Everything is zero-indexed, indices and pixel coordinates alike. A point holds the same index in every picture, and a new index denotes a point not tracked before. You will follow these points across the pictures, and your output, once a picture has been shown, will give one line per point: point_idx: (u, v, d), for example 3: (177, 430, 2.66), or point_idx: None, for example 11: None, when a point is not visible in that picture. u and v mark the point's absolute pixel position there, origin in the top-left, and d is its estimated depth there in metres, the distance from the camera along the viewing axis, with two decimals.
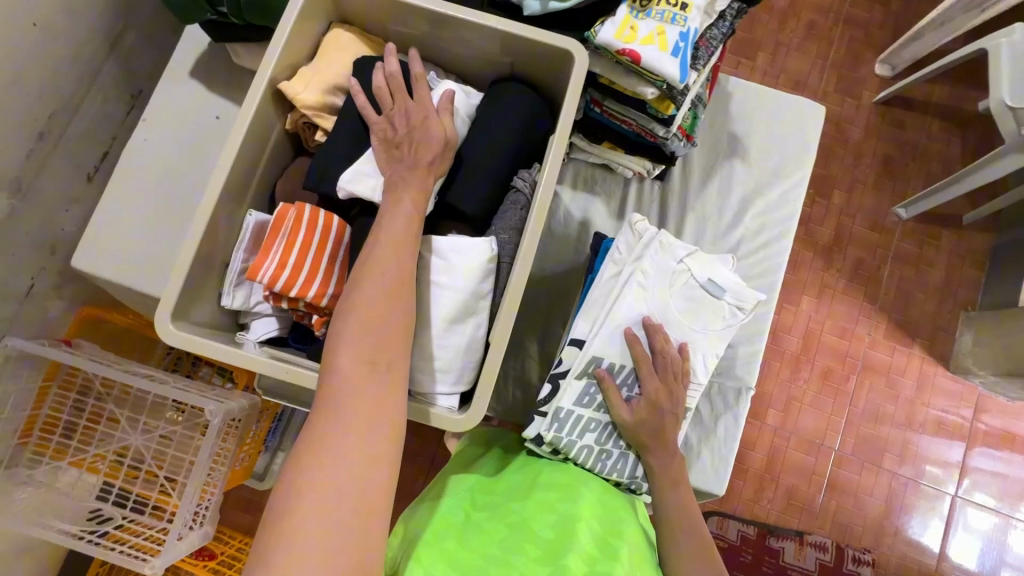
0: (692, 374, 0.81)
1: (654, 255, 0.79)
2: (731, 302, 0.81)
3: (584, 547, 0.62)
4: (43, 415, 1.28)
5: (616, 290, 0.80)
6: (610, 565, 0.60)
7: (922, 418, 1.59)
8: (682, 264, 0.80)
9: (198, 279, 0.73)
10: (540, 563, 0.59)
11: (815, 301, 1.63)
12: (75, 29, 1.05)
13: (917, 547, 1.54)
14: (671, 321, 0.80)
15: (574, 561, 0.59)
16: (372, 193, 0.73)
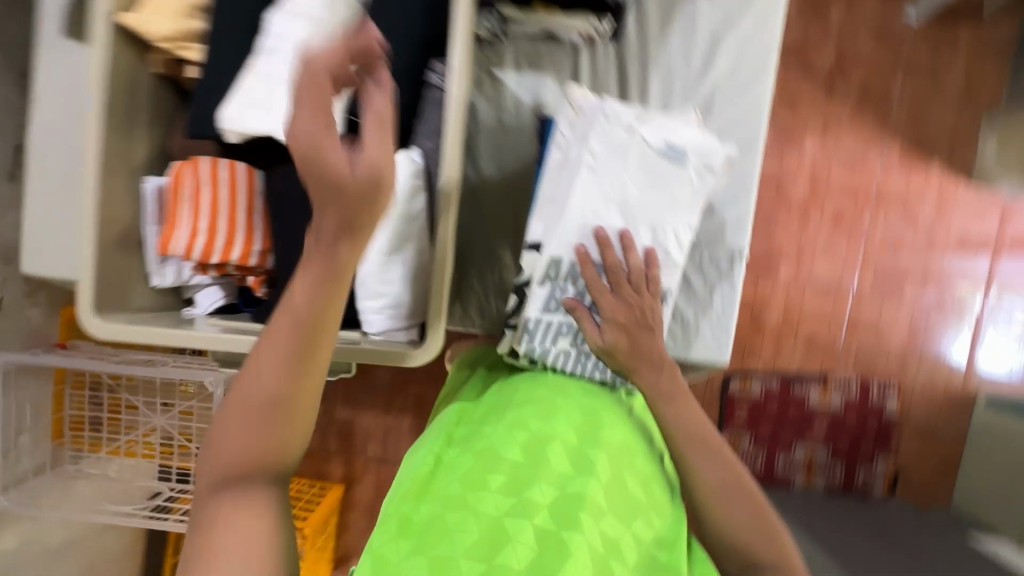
0: (665, 253, 0.75)
1: (599, 129, 0.71)
2: (695, 164, 0.73)
3: (554, 468, 0.54)
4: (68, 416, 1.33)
5: (566, 180, 0.73)
6: (584, 482, 0.53)
7: (944, 238, 1.51)
8: (633, 133, 0.71)
9: (117, 264, 0.68)
10: (505, 493, 0.51)
11: (820, 139, 1.48)
12: None
13: (943, 367, 1.54)
14: (633, 200, 0.72)
15: (540, 489, 0.51)
16: (269, 129, 0.62)
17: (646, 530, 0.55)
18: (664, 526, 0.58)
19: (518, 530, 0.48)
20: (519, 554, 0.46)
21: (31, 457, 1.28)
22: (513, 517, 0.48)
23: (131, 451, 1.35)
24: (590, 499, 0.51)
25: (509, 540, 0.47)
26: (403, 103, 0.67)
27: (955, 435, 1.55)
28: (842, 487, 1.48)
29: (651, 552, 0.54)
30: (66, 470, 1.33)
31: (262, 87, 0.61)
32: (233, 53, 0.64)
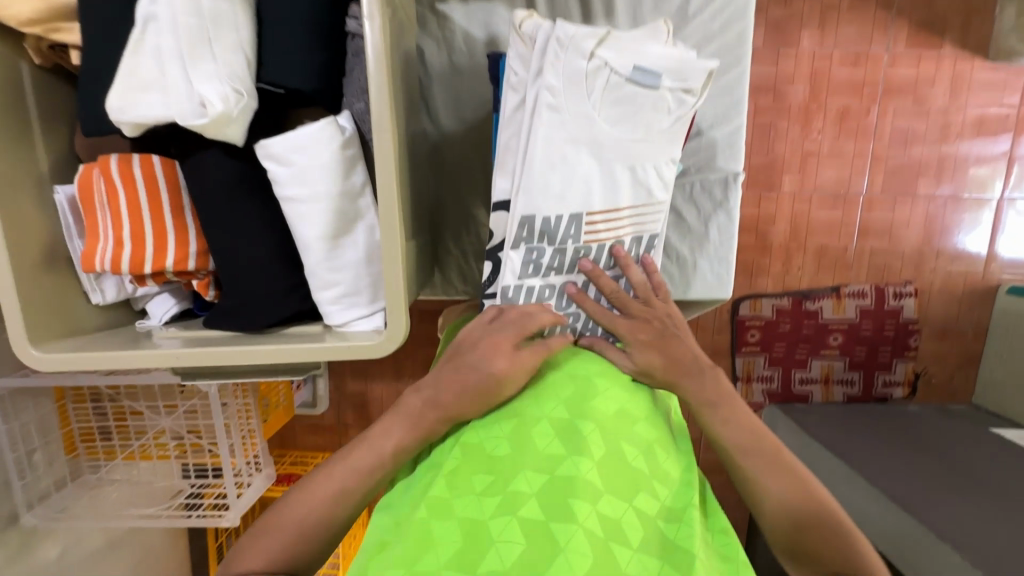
0: (646, 193, 0.68)
1: (556, 60, 0.61)
2: (672, 86, 0.64)
3: (541, 453, 0.54)
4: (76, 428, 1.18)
5: (526, 126, 0.63)
6: (573, 465, 0.52)
7: (960, 123, 1.38)
8: (594, 60, 0.61)
9: (47, 285, 0.62)
10: (490, 493, 0.52)
11: (817, 32, 1.33)
12: None
13: (961, 262, 1.46)
14: (604, 139, 0.64)
15: (525, 481, 0.52)
16: (161, 112, 0.53)
17: (651, 503, 0.54)
18: (671, 495, 0.56)
19: (501, 529, 0.49)
20: (505, 553, 0.47)
21: (46, 475, 1.14)
22: (497, 517, 0.49)
23: (148, 454, 1.20)
24: (580, 483, 0.51)
25: (492, 542, 0.48)
26: (322, 61, 0.58)
27: (976, 329, 1.49)
28: (862, 395, 1.50)
29: (656, 525, 0.53)
30: (88, 480, 1.19)
31: (152, 64, 0.53)
32: (115, 27, 0.54)
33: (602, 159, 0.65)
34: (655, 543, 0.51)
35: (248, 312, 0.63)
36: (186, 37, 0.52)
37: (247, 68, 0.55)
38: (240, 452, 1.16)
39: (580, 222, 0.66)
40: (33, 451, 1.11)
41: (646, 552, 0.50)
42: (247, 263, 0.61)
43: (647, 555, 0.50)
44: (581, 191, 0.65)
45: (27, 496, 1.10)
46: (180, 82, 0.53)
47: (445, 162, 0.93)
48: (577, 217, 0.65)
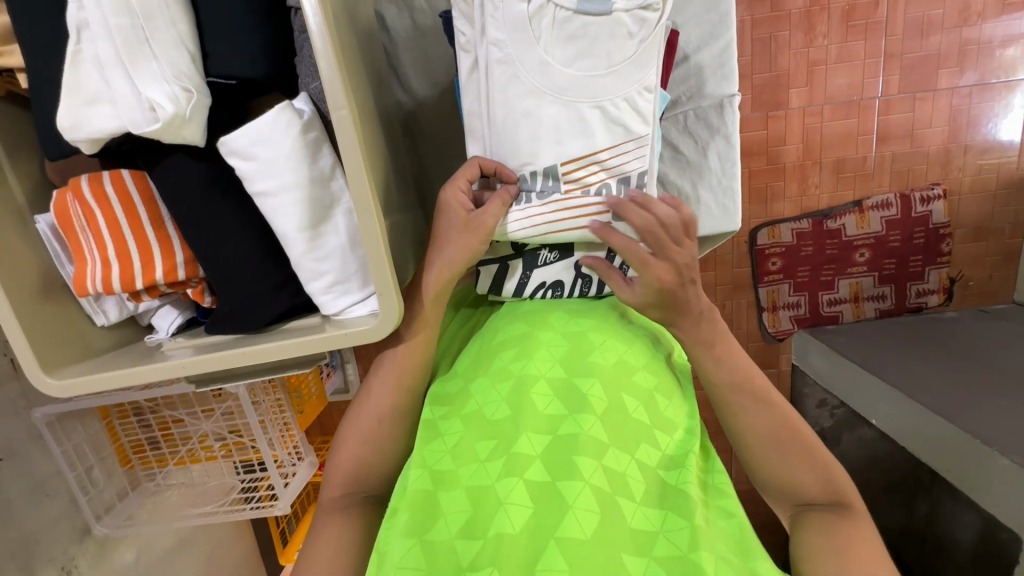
0: (625, 129, 0.63)
1: (495, 13, 0.59)
2: (627, 5, 0.60)
3: (541, 414, 0.54)
4: (126, 442, 1.24)
5: (481, 86, 0.62)
6: (575, 424, 0.53)
7: (981, 3, 1.26)
8: (534, 2, 0.59)
9: (51, 313, 0.63)
10: (494, 457, 0.52)
11: None
12: None
13: (992, 155, 1.36)
14: (564, 82, 0.61)
15: (527, 441, 0.52)
16: (112, 124, 0.52)
17: (651, 454, 0.54)
18: (673, 443, 0.56)
19: (508, 492, 0.49)
20: (513, 515, 0.48)
21: (109, 487, 1.20)
22: (502, 480, 0.50)
23: (197, 457, 1.26)
24: (580, 442, 0.51)
25: (501, 505, 0.48)
26: (265, 41, 0.56)
27: (1014, 224, 1.41)
28: (895, 308, 1.46)
29: (657, 475, 0.53)
30: (148, 487, 1.27)
31: (96, 77, 0.52)
32: (53, 38, 0.53)
33: (569, 103, 0.61)
34: (656, 493, 0.52)
35: (246, 313, 0.63)
36: (123, 41, 0.49)
37: (193, 64, 0.53)
38: (280, 445, 1.20)
39: (556, 176, 0.63)
40: (90, 468, 1.17)
41: (649, 503, 0.50)
42: (233, 263, 0.61)
43: (651, 508, 0.50)
44: (552, 141, 0.62)
45: (94, 508, 1.16)
46: (127, 90, 0.51)
47: (423, 130, 0.90)
48: (553, 171, 0.63)
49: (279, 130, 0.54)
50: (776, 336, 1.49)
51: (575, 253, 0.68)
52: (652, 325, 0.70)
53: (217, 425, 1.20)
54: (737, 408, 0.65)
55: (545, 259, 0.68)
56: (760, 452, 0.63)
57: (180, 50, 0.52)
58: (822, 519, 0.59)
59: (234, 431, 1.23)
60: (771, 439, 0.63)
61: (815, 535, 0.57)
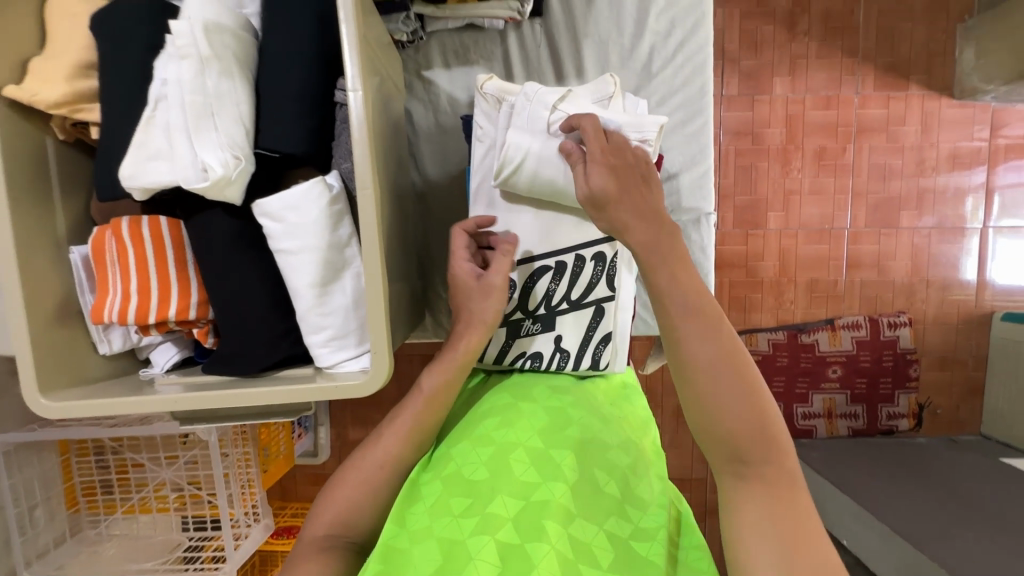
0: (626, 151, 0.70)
1: (521, 113, 0.71)
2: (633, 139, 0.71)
3: (517, 479, 0.56)
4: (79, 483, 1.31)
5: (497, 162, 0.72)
6: (548, 490, 0.55)
7: (935, 158, 1.45)
8: (556, 113, 0.71)
9: (64, 337, 0.67)
10: (467, 516, 0.53)
11: (787, 80, 1.43)
12: None
13: (954, 291, 1.49)
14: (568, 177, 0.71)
15: (501, 503, 0.54)
16: (165, 177, 0.60)
17: (622, 525, 0.55)
18: (645, 517, 0.57)
19: (479, 548, 0.51)
20: (481, 571, 0.49)
21: (46, 530, 1.25)
22: (474, 536, 0.51)
23: (147, 507, 1.33)
24: (553, 506, 0.53)
25: (469, 560, 0.50)
26: (311, 127, 0.65)
27: (977, 357, 1.50)
28: (867, 428, 1.50)
29: (628, 545, 0.54)
30: (87, 535, 1.32)
31: (161, 138, 0.60)
32: (135, 106, 0.63)
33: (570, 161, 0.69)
34: (626, 562, 0.52)
35: (245, 358, 0.68)
36: (192, 113, 0.59)
37: (246, 137, 0.62)
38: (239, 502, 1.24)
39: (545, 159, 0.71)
40: (34, 507, 1.23)
41: (617, 572, 0.51)
42: (249, 311, 0.66)
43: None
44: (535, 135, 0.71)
45: (26, 553, 1.21)
46: (185, 151, 0.59)
47: (433, 209, 1.00)
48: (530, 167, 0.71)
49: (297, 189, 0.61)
50: None
51: (556, 327, 0.76)
52: (625, 407, 0.74)
53: (177, 474, 1.29)
54: (684, 343, 0.57)
55: (527, 329, 0.75)
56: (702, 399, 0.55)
57: (238, 124, 0.62)
58: (759, 482, 0.52)
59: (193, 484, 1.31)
60: (715, 376, 0.55)
61: (753, 506, 0.52)
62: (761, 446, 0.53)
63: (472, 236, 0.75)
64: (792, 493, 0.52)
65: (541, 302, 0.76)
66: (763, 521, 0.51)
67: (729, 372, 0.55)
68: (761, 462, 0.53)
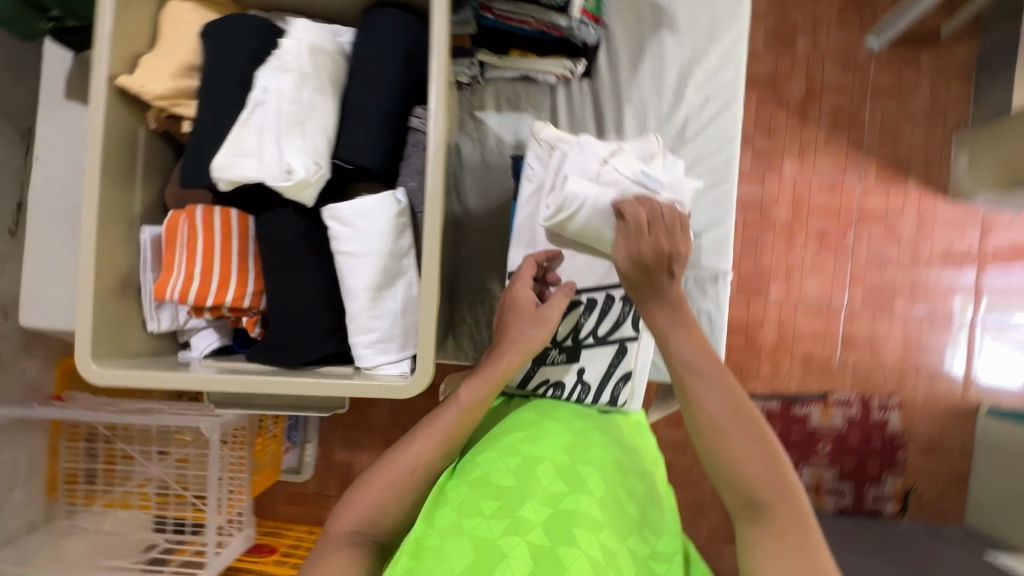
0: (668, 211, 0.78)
1: (572, 160, 0.76)
2: (670, 195, 0.79)
3: (545, 488, 0.59)
4: (62, 470, 1.29)
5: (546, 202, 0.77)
6: (576, 500, 0.58)
7: (928, 253, 1.55)
8: (605, 163, 0.76)
9: (119, 311, 0.71)
10: (498, 517, 0.57)
11: (796, 164, 1.54)
12: None
13: (943, 380, 1.55)
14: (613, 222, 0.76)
15: (531, 509, 0.57)
16: (251, 173, 0.65)
17: (642, 545, 0.58)
18: (662, 541, 0.60)
19: (511, 548, 0.54)
20: (513, 569, 0.53)
21: (21, 514, 1.23)
22: (506, 537, 0.55)
23: (127, 502, 1.33)
24: (581, 516, 0.57)
25: (503, 557, 0.53)
26: (387, 146, 0.71)
27: (962, 447, 1.54)
28: (853, 507, 1.50)
29: (647, 563, 0.57)
30: (59, 526, 1.29)
31: (252, 137, 0.65)
32: (230, 109, 0.69)
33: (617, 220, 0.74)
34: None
35: (292, 350, 0.71)
36: (286, 121, 0.65)
37: (328, 146, 0.68)
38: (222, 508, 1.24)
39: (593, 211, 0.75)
40: (12, 487, 1.20)
41: None
42: (301, 307, 0.70)
43: None
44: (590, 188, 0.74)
45: None
46: (274, 153, 0.65)
47: (466, 237, 1.05)
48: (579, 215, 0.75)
49: (367, 203, 0.66)
50: None
51: (580, 359, 0.81)
52: (642, 441, 0.77)
53: (165, 471, 1.29)
54: (692, 390, 0.64)
55: (552, 358, 0.81)
56: (711, 442, 0.61)
57: (323, 135, 0.68)
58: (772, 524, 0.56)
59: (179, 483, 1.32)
60: (725, 420, 0.61)
61: (768, 547, 0.55)
62: (773, 488, 0.57)
63: (540, 268, 0.80)
64: (805, 533, 0.55)
65: (568, 334, 0.81)
66: (780, 564, 0.54)
67: (737, 417, 0.61)
68: (773, 505, 0.57)
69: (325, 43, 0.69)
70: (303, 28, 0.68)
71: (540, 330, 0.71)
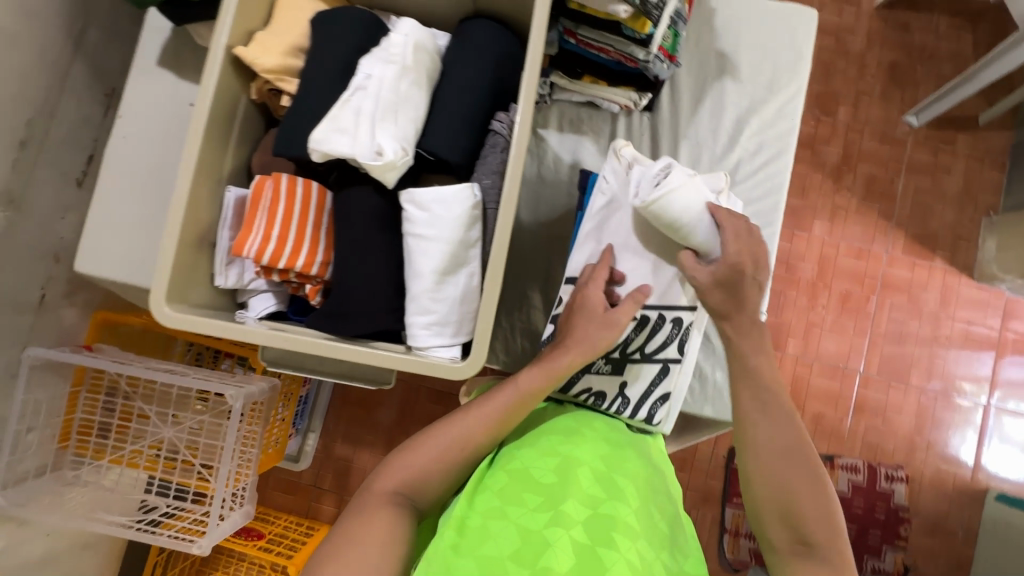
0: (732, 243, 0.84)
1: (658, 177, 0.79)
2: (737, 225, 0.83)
3: (585, 490, 0.61)
4: (77, 420, 1.25)
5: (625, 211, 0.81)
6: (614, 506, 0.60)
7: (948, 330, 1.56)
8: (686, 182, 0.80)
9: (194, 262, 0.74)
10: (541, 509, 0.59)
11: (827, 225, 1.58)
12: (50, 32, 1.00)
13: (952, 460, 1.54)
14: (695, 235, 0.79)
15: (574, 506, 0.59)
16: (345, 149, 0.69)
17: (671, 563, 0.60)
18: (688, 562, 0.63)
19: (554, 538, 0.56)
20: (557, 560, 0.55)
21: (33, 456, 1.17)
22: (550, 528, 0.57)
23: (134, 462, 1.29)
24: (620, 522, 0.59)
25: (547, 546, 0.56)
26: (469, 143, 0.76)
27: (966, 531, 1.52)
28: None
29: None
30: (65, 475, 1.23)
31: (350, 115, 0.70)
32: (331, 91, 0.74)
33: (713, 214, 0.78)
34: None
35: (349, 323, 0.73)
36: (384, 106, 0.70)
37: (415, 134, 0.73)
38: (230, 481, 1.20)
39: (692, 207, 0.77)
40: (32, 429, 1.15)
41: None
42: (367, 283, 0.74)
43: None
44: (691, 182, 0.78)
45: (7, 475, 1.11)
46: (368, 132, 0.70)
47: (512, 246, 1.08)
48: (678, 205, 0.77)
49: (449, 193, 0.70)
50: (731, 565, 1.37)
51: (624, 373, 0.84)
52: (662, 463, 0.79)
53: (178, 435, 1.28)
54: (755, 430, 0.70)
55: (598, 368, 0.84)
56: (767, 482, 0.67)
57: (412, 123, 0.72)
58: (822, 560, 0.62)
59: (188, 450, 1.30)
60: (784, 458, 0.67)
61: None
62: (825, 529, 0.64)
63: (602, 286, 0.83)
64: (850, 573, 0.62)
65: (617, 347, 0.85)
66: None
67: (796, 459, 0.67)
68: (823, 545, 0.63)
69: (427, 44, 0.75)
70: (410, 28, 0.74)
71: (593, 332, 0.74)
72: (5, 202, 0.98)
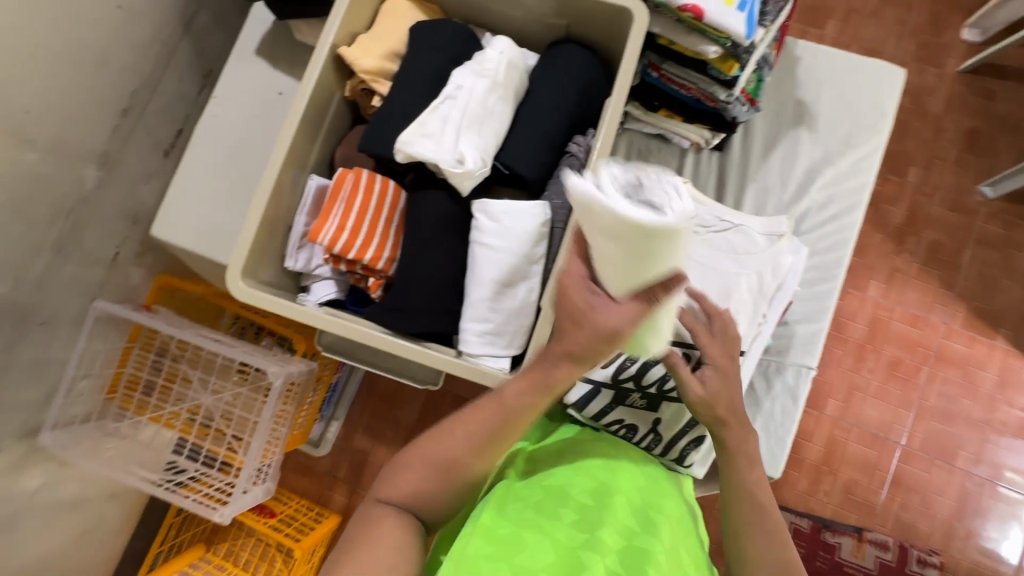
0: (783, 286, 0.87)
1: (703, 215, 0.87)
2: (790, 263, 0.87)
3: (622, 519, 0.62)
4: (127, 373, 1.30)
5: None
6: (649, 540, 0.60)
7: (1003, 415, 1.48)
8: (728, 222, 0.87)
9: (269, 241, 0.78)
10: (576, 529, 0.60)
11: (883, 287, 1.52)
12: (164, 14, 1.08)
13: (993, 554, 1.43)
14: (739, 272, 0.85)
15: (609, 533, 0.59)
16: (427, 152, 0.72)
17: None
18: None
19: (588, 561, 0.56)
20: None
21: (83, 400, 1.22)
22: (584, 549, 0.57)
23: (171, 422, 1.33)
24: (654, 557, 0.58)
25: (582, 566, 0.56)
26: (546, 162, 0.78)
27: None
28: None
29: None
30: (107, 426, 1.28)
31: (437, 122, 0.73)
32: (420, 97, 0.78)
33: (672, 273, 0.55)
34: None
35: (404, 319, 0.75)
36: (471, 116, 0.73)
37: (495, 146, 0.75)
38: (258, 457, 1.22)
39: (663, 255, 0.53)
40: (87, 376, 1.20)
41: None
42: (429, 282, 0.75)
43: None
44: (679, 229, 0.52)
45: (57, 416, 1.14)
46: (452, 139, 0.72)
47: None
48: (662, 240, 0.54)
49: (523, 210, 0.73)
50: None
51: (659, 410, 0.82)
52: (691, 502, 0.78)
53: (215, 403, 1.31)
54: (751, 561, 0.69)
55: (633, 401, 0.82)
56: None
57: (494, 135, 0.74)
58: None
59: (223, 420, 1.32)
60: None
61: None
62: None
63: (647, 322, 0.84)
64: None
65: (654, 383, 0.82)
66: None
67: None
68: None
69: (517, 62, 0.78)
70: (507, 46, 0.77)
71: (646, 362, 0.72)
72: (101, 162, 1.05)
